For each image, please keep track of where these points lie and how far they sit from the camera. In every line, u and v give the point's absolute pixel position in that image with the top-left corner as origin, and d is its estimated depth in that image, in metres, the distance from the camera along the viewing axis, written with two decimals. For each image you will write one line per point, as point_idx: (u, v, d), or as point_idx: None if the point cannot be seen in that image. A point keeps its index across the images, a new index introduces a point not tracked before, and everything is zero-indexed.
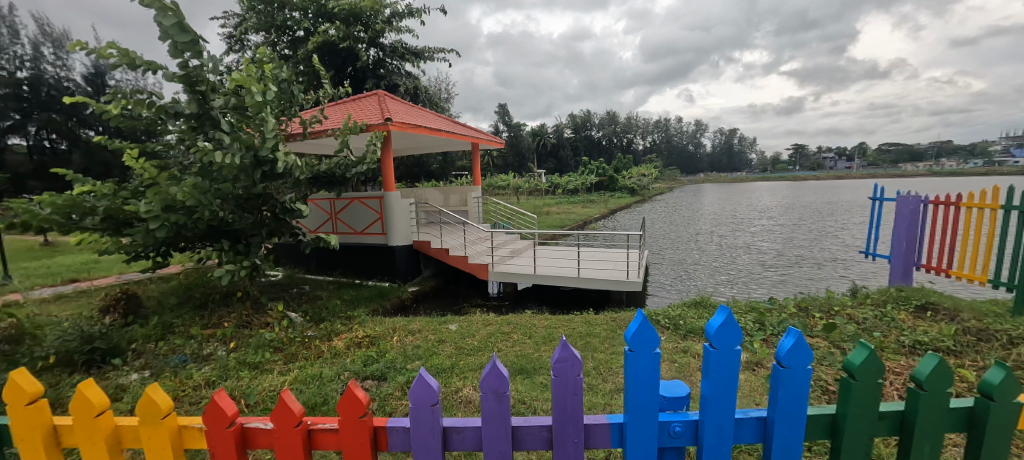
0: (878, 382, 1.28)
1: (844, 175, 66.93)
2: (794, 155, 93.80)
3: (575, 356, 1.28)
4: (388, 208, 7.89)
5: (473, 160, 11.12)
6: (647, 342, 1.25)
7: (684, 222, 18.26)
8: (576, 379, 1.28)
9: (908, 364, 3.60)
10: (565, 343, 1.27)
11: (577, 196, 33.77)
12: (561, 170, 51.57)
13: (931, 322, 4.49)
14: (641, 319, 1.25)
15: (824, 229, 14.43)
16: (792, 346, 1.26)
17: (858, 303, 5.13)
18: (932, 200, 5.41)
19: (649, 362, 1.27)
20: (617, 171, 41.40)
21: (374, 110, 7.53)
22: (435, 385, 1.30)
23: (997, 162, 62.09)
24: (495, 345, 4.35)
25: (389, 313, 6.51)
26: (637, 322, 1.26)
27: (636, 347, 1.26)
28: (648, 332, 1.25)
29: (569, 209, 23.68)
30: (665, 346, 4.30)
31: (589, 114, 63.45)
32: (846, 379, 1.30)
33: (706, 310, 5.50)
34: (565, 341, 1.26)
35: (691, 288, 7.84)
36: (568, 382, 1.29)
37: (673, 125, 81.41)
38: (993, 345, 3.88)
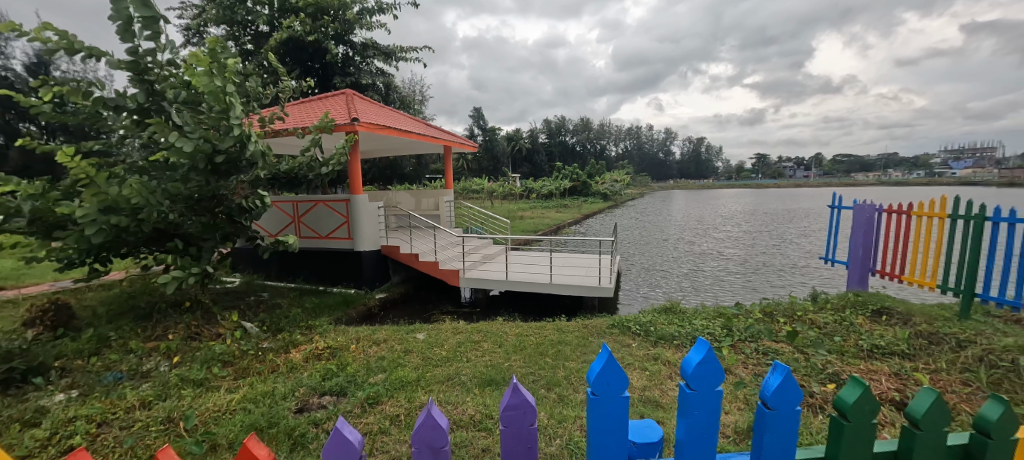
0: (872, 422, 1.22)
1: (804, 185, 70.21)
2: (757, 164, 97.97)
3: (528, 402, 1.25)
4: (355, 211, 7.66)
5: (445, 163, 10.97)
6: (614, 385, 1.20)
7: (655, 228, 18.64)
8: (527, 429, 1.25)
9: (864, 368, 3.72)
10: (516, 387, 1.24)
11: (551, 201, 34.00)
12: (535, 175, 51.86)
13: (887, 325, 4.71)
14: (606, 357, 1.20)
15: (785, 236, 15.05)
16: (778, 386, 1.22)
17: (818, 309, 5.33)
18: (886, 209, 5.70)
19: (618, 405, 1.22)
20: (590, 176, 41.93)
21: (342, 110, 7.29)
22: (357, 437, 1.23)
23: (937, 175, 66.89)
24: (465, 354, 4.25)
25: (354, 323, 6.27)
26: (602, 360, 1.21)
27: (600, 390, 1.21)
28: (615, 372, 1.20)
29: (544, 214, 23.78)
30: (634, 352, 4.32)
31: (563, 120, 64.21)
32: (838, 420, 1.24)
33: (675, 316, 5.57)
34: (515, 386, 1.24)
35: (661, 294, 7.95)
36: (522, 431, 1.25)
37: (644, 133, 83.45)
38: (943, 347, 4.08)
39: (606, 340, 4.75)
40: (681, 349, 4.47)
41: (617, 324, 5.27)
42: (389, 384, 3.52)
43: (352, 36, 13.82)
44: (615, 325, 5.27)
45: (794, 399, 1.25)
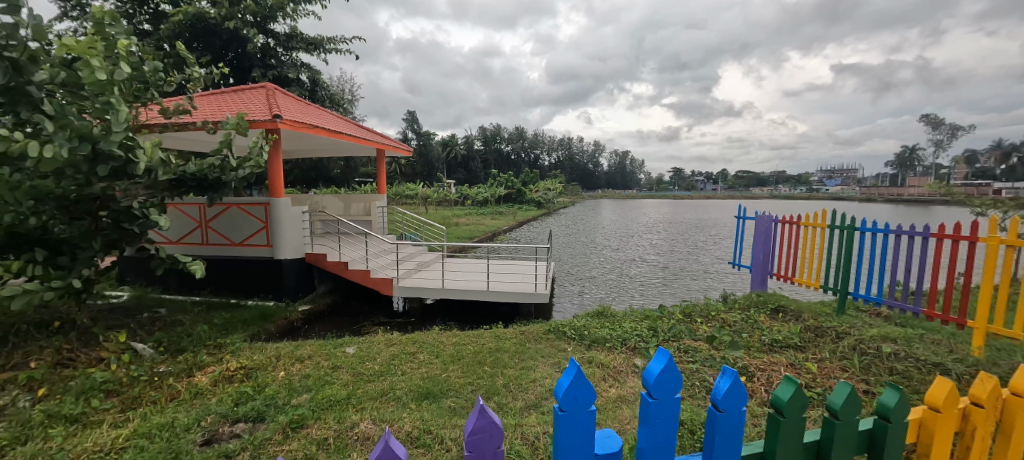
0: (804, 417, 1.21)
1: (713, 197, 77.84)
2: (674, 177, 106.80)
3: (494, 423, 1.17)
4: (274, 215, 7.04)
5: (377, 167, 10.52)
6: (582, 400, 1.13)
7: (585, 236, 19.45)
8: (494, 450, 1.18)
9: (766, 360, 4.18)
10: (482, 407, 1.16)
11: (486, 208, 34.13)
12: (470, 181, 51.77)
13: (783, 322, 5.34)
14: (574, 371, 1.13)
15: (699, 243, 16.50)
16: (728, 389, 1.18)
17: (729, 308, 5.90)
18: (781, 219, 6.49)
19: (585, 420, 1.15)
20: (524, 184, 42.81)
21: (262, 105, 6.69)
22: None
23: (816, 191, 77.87)
24: (399, 367, 4.05)
25: (272, 339, 5.73)
26: (571, 375, 1.13)
27: (568, 406, 1.12)
28: (582, 386, 1.14)
29: (479, 220, 23.74)
30: (570, 356, 4.43)
31: (498, 128, 65.05)
32: (774, 417, 1.20)
33: (606, 319, 5.83)
34: (480, 406, 1.15)
35: (592, 299, 8.27)
36: (488, 454, 1.18)
37: (574, 144, 87.24)
38: (826, 339, 4.71)
39: (544, 345, 4.83)
40: (614, 350, 4.67)
41: (553, 330, 5.38)
42: (314, 405, 3.23)
43: (273, 25, 12.86)
44: (552, 330, 5.38)
45: (741, 401, 1.23)
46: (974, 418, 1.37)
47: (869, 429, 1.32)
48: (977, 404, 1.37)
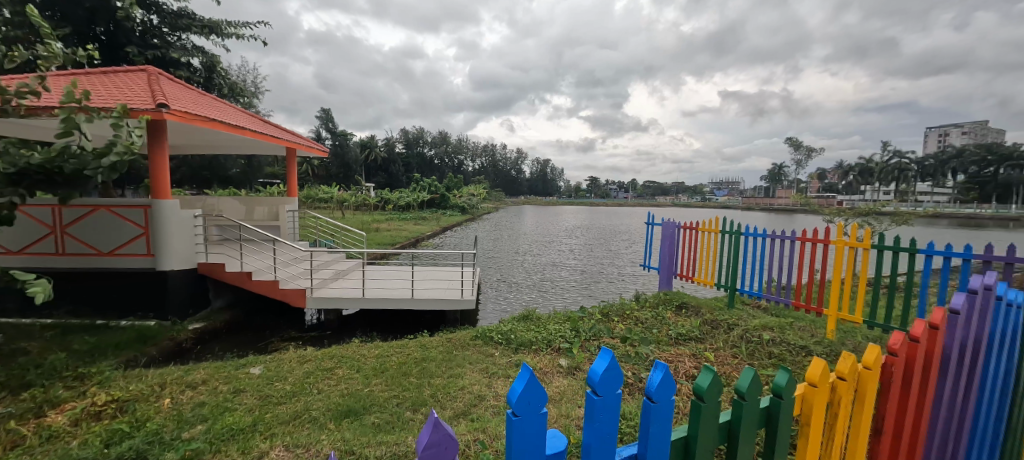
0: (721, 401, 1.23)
1: (624, 204, 84.07)
2: (589, 185, 113.48)
3: (449, 434, 0.98)
4: (157, 219, 6.09)
5: (286, 168, 9.66)
6: (535, 402, 1.02)
7: (509, 241, 19.76)
8: None
9: (673, 352, 4.58)
10: (436, 420, 0.95)
11: (408, 213, 33.17)
12: (391, 185, 49.92)
13: (686, 317, 5.91)
14: (528, 375, 1.01)
15: (613, 247, 17.67)
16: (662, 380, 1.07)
17: (641, 306, 6.38)
18: (682, 225, 7.20)
19: (537, 423, 1.04)
20: (447, 190, 42.38)
21: (143, 91, 5.77)
22: None
23: (709, 200, 88.01)
24: (315, 386, 3.71)
25: (154, 364, 4.91)
26: (524, 380, 1.01)
27: (522, 411, 1.01)
28: (535, 389, 1.02)
29: (401, 226, 22.93)
30: (497, 361, 4.43)
31: (420, 132, 63.72)
32: (695, 404, 1.20)
33: (531, 322, 5.96)
34: (434, 419, 0.94)
35: (517, 303, 8.40)
36: None
37: (497, 151, 88.66)
38: (720, 330, 5.32)
39: (471, 352, 4.78)
40: (540, 352, 4.78)
41: (480, 335, 5.36)
42: (210, 438, 2.82)
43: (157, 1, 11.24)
44: (479, 336, 5.36)
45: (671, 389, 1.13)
46: (840, 390, 1.55)
47: (768, 406, 1.47)
48: (841, 376, 1.55)
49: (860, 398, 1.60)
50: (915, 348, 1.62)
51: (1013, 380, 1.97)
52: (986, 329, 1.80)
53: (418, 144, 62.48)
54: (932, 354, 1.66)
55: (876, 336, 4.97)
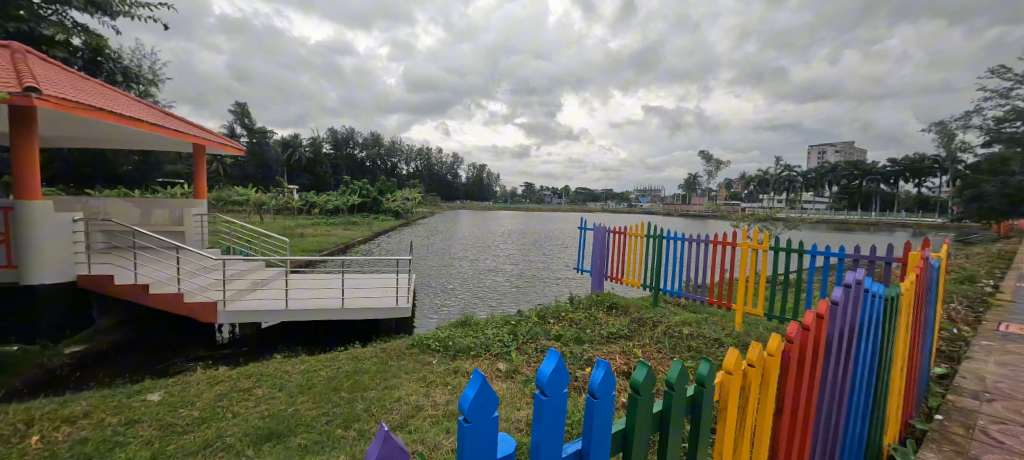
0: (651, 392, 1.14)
1: (558, 210, 86.86)
2: (524, 191, 115.69)
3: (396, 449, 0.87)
4: (22, 226, 5.17)
5: (195, 167, 8.70)
6: (487, 408, 0.92)
7: (445, 246, 19.46)
8: None
9: (606, 351, 4.78)
10: (386, 433, 0.82)
11: (337, 218, 31.40)
12: (317, 188, 46.91)
13: (616, 316, 6.23)
14: (480, 379, 0.90)
15: (548, 251, 18.16)
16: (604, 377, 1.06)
17: (576, 308, 6.61)
18: (612, 230, 7.59)
19: (490, 430, 0.94)
20: (380, 193, 40.82)
21: (8, 70, 4.86)
22: None
23: (634, 206, 93.98)
24: (229, 409, 3.34)
25: (16, 398, 4.10)
26: (476, 386, 0.90)
27: (474, 417, 0.90)
28: (488, 394, 0.91)
29: (328, 231, 21.65)
30: (434, 369, 4.31)
31: (349, 133, 60.81)
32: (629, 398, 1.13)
33: (470, 328, 5.90)
34: (382, 434, 0.83)
35: (454, 310, 8.27)
36: None
37: (432, 154, 87.27)
38: (647, 327, 5.67)
39: (407, 361, 4.61)
40: (478, 357, 4.74)
41: (416, 344, 5.20)
42: None
43: None
44: (415, 344, 5.20)
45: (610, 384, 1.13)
46: (749, 379, 1.43)
47: (692, 393, 1.34)
48: (750, 363, 1.42)
49: (763, 385, 1.51)
50: (807, 336, 1.57)
51: (876, 363, 2.17)
52: (860, 319, 1.91)
53: (347, 144, 59.52)
54: (821, 343, 1.66)
55: (775, 327, 5.60)
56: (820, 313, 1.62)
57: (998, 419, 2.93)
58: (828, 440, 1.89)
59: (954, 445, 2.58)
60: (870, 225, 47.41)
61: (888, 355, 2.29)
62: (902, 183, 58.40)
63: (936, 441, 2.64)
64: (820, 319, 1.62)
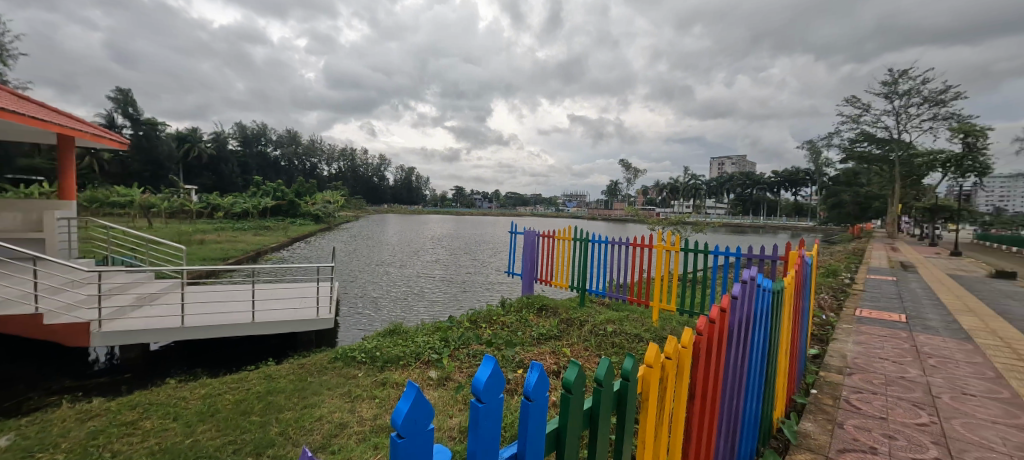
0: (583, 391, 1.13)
1: (488, 214, 87.30)
2: (454, 195, 114.58)
3: None
4: None
5: (61, 161, 7.41)
6: (423, 421, 0.82)
7: (371, 252, 18.56)
8: None
9: (537, 352, 4.85)
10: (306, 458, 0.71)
11: (246, 222, 28.50)
12: (221, 189, 42.25)
13: (546, 317, 6.38)
14: (416, 390, 0.80)
15: (479, 256, 18.14)
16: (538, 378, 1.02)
17: (507, 311, 6.65)
18: (541, 234, 7.77)
19: (426, 444, 0.85)
20: (296, 196, 37.88)
21: None
22: None
23: (561, 211, 97.54)
24: (106, 448, 2.83)
25: None
26: (411, 398, 0.79)
27: (408, 432, 0.80)
28: (424, 406, 0.82)
29: (236, 237, 19.57)
30: (360, 382, 4.06)
31: (260, 130, 55.72)
32: (564, 397, 1.09)
33: (399, 337, 5.67)
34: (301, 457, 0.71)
35: (381, 318, 7.89)
36: None
37: (356, 156, 83.07)
38: (575, 326, 5.87)
39: (330, 376, 4.30)
40: (407, 366, 4.56)
41: (340, 357, 4.89)
42: None
43: None
44: (338, 358, 4.88)
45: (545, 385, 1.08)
46: (669, 371, 1.43)
47: (618, 388, 1.33)
48: (668, 356, 1.42)
49: (680, 377, 1.52)
50: (714, 327, 1.66)
51: (766, 351, 2.42)
52: (752, 312, 2.12)
53: (258, 142, 54.47)
54: (724, 334, 1.77)
55: (687, 321, 6.11)
56: (723, 306, 1.74)
57: (858, 390, 3.47)
58: (730, 424, 2.03)
59: (827, 414, 3.00)
60: (760, 228, 54.11)
61: (773, 343, 2.58)
62: (784, 192, 67.54)
63: (814, 412, 3.04)
64: (723, 312, 1.74)
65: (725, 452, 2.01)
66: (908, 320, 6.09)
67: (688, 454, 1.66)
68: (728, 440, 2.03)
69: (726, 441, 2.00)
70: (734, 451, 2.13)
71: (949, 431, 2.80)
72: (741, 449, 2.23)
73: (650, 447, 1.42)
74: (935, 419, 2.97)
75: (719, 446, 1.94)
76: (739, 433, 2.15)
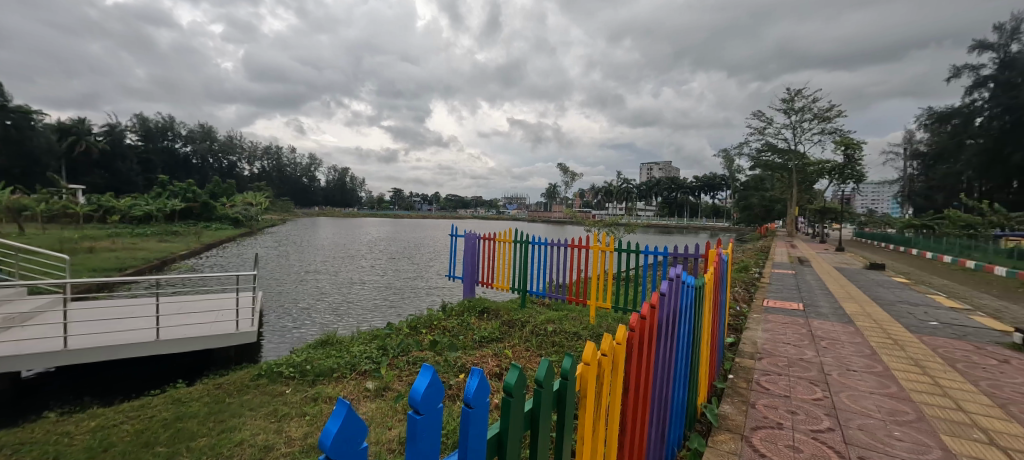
0: (525, 395, 1.11)
1: (427, 217, 85.56)
2: (392, 197, 110.99)
3: None
4: None
5: None
6: (355, 440, 0.75)
7: (300, 258, 17.36)
8: None
9: (479, 355, 4.80)
10: None
11: (149, 227, 25.37)
12: (118, 189, 37.24)
13: (487, 320, 6.37)
14: (345, 407, 0.73)
15: (418, 260, 17.71)
16: (478, 384, 0.97)
17: (448, 316, 6.53)
18: (482, 237, 7.77)
19: None
20: (212, 198, 34.49)
21: None
22: None
23: (501, 213, 98.26)
24: None
25: None
26: (339, 416, 0.73)
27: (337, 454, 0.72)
28: (354, 424, 0.75)
29: (136, 244, 17.32)
30: (288, 400, 3.76)
31: (168, 124, 50.01)
32: (505, 401, 1.06)
33: (332, 347, 5.35)
34: None
35: (312, 329, 7.40)
36: None
37: (282, 155, 77.44)
38: (516, 328, 5.91)
39: (253, 395, 3.94)
40: (342, 379, 4.31)
41: (264, 374, 4.50)
42: None
43: None
44: (262, 375, 4.49)
45: (486, 392, 1.03)
46: (605, 367, 1.45)
47: (558, 387, 1.33)
48: (604, 353, 1.44)
49: (615, 372, 1.55)
50: (645, 322, 1.74)
51: (690, 342, 2.60)
52: (678, 307, 2.26)
53: (165, 136, 48.83)
54: (653, 329, 1.87)
55: (622, 318, 6.40)
56: (653, 303, 1.82)
57: (768, 373, 3.84)
58: (659, 413, 2.13)
59: (742, 396, 3.28)
60: (684, 229, 58.48)
61: (696, 335, 2.78)
62: (704, 196, 73.58)
63: (731, 395, 3.30)
64: (653, 308, 1.82)
65: (657, 440, 2.12)
66: (806, 308, 6.89)
67: (624, 447, 1.72)
68: (659, 428, 2.14)
69: (656, 429, 2.10)
70: (664, 439, 2.25)
71: (839, 404, 3.19)
72: (671, 436, 2.37)
73: (589, 442, 1.43)
74: (827, 394, 3.37)
75: (651, 435, 2.04)
76: (668, 421, 2.28)
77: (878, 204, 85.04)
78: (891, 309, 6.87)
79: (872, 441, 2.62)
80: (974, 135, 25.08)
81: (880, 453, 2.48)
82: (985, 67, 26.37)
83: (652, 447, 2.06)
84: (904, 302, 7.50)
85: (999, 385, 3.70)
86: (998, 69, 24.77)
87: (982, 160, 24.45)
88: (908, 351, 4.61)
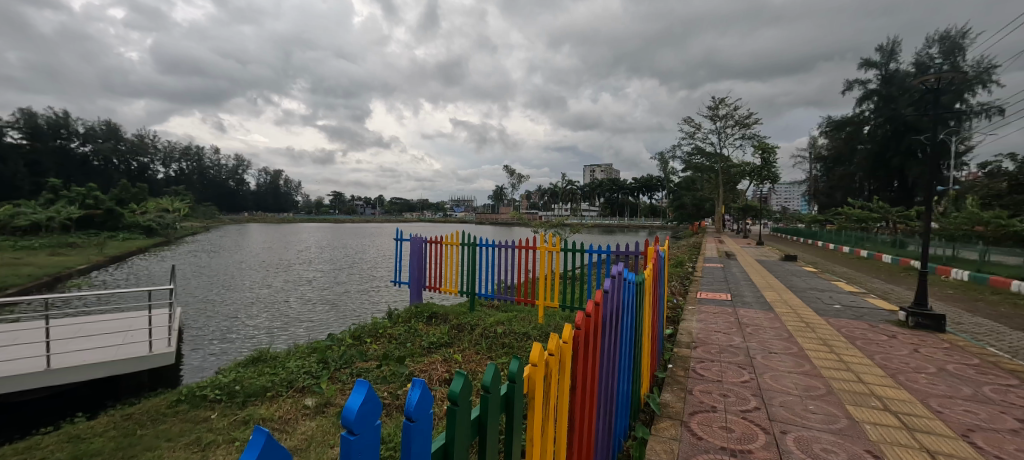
0: (472, 405, 1.07)
1: (370, 221, 82.79)
2: (333, 201, 106.65)
3: None
4: None
5: None
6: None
7: (226, 269, 16.06)
8: None
9: (425, 364, 4.60)
10: None
11: (41, 238, 22.36)
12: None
13: (434, 325, 6.24)
14: (267, 434, 0.67)
15: (359, 267, 16.97)
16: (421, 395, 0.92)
17: (394, 323, 6.35)
18: (429, 241, 7.59)
19: None
20: (119, 204, 31.06)
21: None
22: None
23: (448, 216, 97.29)
24: None
25: None
26: (257, 445, 0.66)
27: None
28: (283, 448, 0.69)
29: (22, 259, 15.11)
30: (214, 425, 3.44)
31: (64, 123, 44.35)
32: (450, 410, 1.02)
33: (265, 364, 4.97)
34: None
35: (243, 346, 6.83)
36: None
37: (206, 156, 71.39)
38: (465, 331, 5.83)
39: (172, 423, 3.56)
40: (277, 398, 4.00)
41: (184, 399, 4.10)
42: None
43: None
44: (182, 400, 4.07)
45: (429, 404, 0.98)
46: (551, 367, 1.45)
47: (506, 391, 1.29)
48: (551, 352, 1.45)
49: (562, 369, 1.56)
50: (590, 320, 1.77)
51: (632, 337, 2.69)
52: (621, 302, 2.32)
53: (57, 135, 42.75)
54: (599, 325, 1.92)
55: (569, 317, 6.50)
56: (597, 300, 1.86)
57: (701, 359, 4.10)
58: (605, 408, 2.16)
59: (680, 384, 3.47)
60: (623, 228, 61.62)
61: (638, 328, 2.89)
62: (642, 196, 77.55)
63: (671, 383, 3.49)
64: (597, 306, 1.85)
65: (604, 433, 2.18)
66: (733, 298, 7.46)
67: (573, 442, 1.73)
68: (606, 421, 2.20)
69: (604, 422, 2.16)
70: (610, 432, 2.31)
71: (763, 384, 3.47)
72: (615, 429, 2.43)
73: (538, 441, 1.41)
74: (753, 376, 3.66)
75: (598, 430, 2.07)
76: (613, 413, 2.34)
77: (791, 201, 94.52)
78: (803, 296, 7.65)
79: (792, 416, 2.88)
80: (864, 141, 28.60)
81: (799, 426, 2.74)
82: (871, 82, 30.15)
83: (599, 440, 2.10)
84: (813, 289, 8.42)
85: (890, 357, 4.24)
86: (880, 84, 28.54)
87: (871, 162, 27.92)
88: (818, 332, 5.15)
